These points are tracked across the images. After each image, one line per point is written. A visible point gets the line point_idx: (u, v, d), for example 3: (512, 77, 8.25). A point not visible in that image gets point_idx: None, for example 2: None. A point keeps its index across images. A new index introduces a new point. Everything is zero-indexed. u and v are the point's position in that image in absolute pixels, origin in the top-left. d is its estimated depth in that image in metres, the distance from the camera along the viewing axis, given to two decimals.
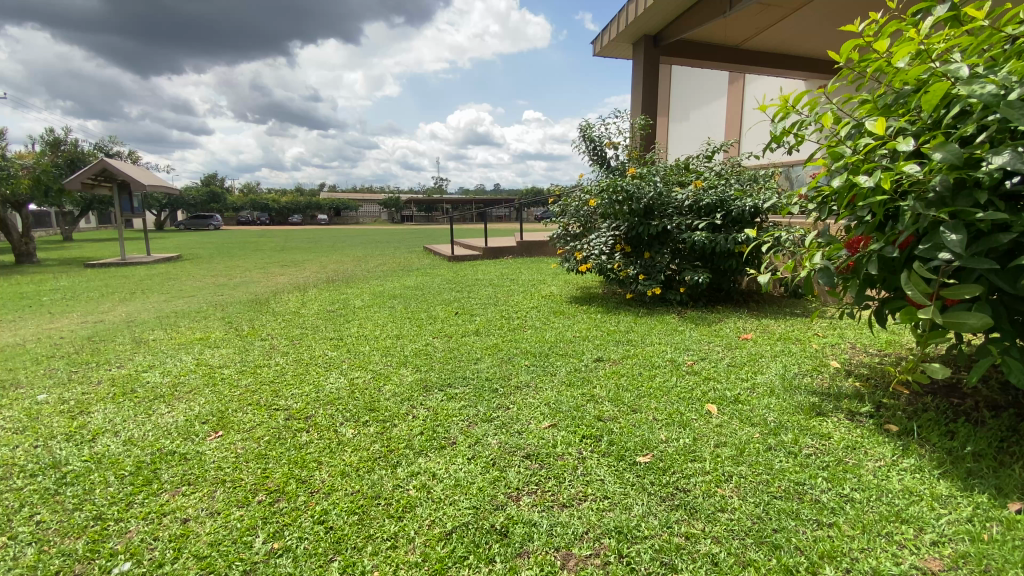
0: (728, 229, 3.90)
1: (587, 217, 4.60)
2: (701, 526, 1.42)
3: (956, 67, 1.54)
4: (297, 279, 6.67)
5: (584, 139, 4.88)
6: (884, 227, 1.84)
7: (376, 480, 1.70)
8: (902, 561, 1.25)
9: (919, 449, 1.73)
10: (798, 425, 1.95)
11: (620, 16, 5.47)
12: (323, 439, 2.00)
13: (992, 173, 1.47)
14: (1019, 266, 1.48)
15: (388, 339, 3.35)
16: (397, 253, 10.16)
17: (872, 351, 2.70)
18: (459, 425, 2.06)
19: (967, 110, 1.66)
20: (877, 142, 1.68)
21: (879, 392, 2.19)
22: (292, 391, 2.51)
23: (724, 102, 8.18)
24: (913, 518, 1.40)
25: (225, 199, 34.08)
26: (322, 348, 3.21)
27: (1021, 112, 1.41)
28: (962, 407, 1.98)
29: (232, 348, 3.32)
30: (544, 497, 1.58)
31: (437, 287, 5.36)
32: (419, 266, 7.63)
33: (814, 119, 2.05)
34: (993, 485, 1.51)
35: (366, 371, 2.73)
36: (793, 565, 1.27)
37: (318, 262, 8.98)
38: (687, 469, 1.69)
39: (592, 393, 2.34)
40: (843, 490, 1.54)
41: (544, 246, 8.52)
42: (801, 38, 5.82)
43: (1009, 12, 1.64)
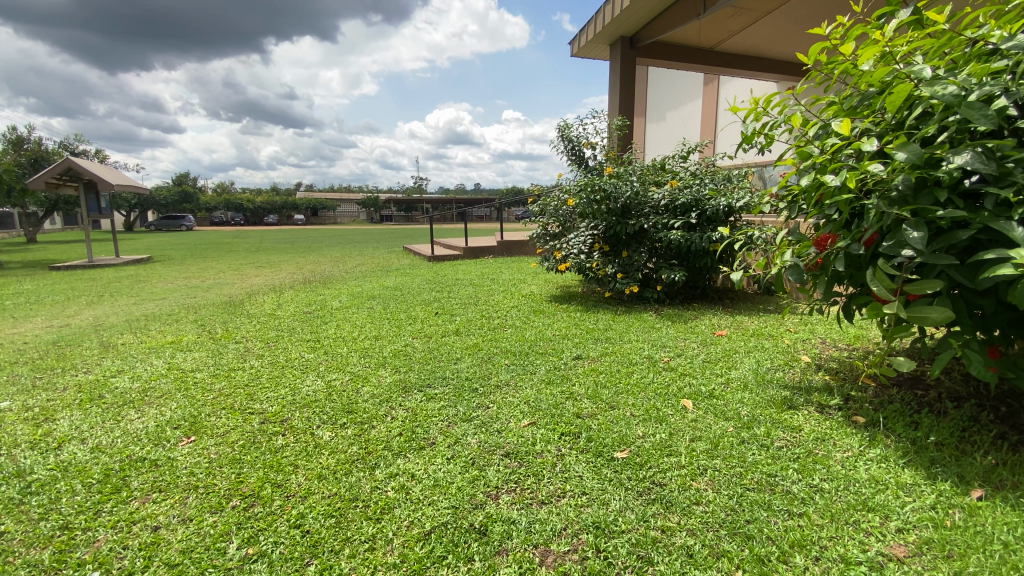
0: (703, 228, 3.97)
1: (565, 217, 4.62)
2: (677, 519, 1.44)
3: (919, 68, 1.59)
4: (273, 281, 6.56)
5: (562, 139, 4.91)
6: (850, 225, 1.90)
7: (353, 482, 1.68)
8: (869, 548, 1.29)
9: (885, 439, 1.79)
10: (770, 419, 1.99)
11: (597, 17, 5.51)
12: (299, 443, 1.97)
13: (952, 173, 1.53)
14: (977, 262, 1.54)
15: (367, 340, 3.31)
16: (376, 253, 10.09)
17: (841, 346, 2.78)
18: (439, 425, 2.05)
19: (927, 111, 1.72)
20: (843, 142, 1.74)
21: (848, 385, 2.26)
22: (268, 394, 2.46)
23: (699, 102, 8.31)
24: (879, 506, 1.45)
25: (198, 199, 33.22)
26: (298, 350, 3.16)
27: (979, 113, 1.47)
28: (926, 399, 2.06)
29: (205, 352, 3.24)
30: (523, 495, 1.58)
31: (417, 287, 5.32)
32: (398, 266, 7.57)
33: (783, 121, 2.10)
34: (955, 473, 1.57)
35: (344, 373, 2.70)
36: (765, 554, 1.29)
37: (295, 263, 8.84)
38: (663, 464, 1.72)
39: (571, 391, 2.36)
40: (813, 481, 1.58)
41: (523, 246, 8.54)
42: (772, 40, 5.95)
43: (967, 17, 1.72)
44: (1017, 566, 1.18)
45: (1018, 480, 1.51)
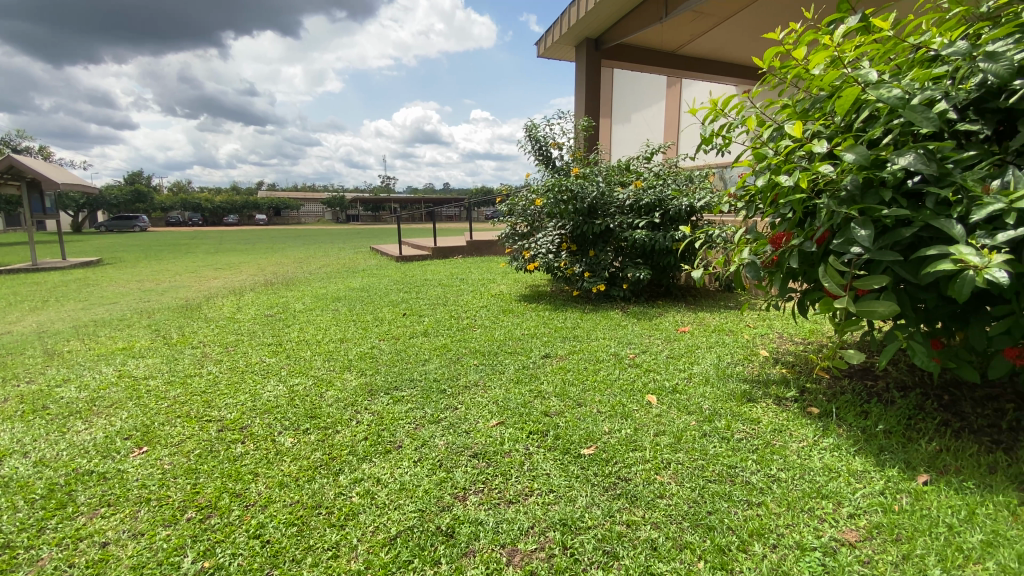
0: (666, 228, 4.06)
1: (534, 216, 4.64)
2: (641, 513, 1.46)
3: (866, 73, 1.66)
4: (233, 283, 6.34)
5: (529, 139, 4.92)
6: (803, 224, 1.97)
7: (317, 489, 1.64)
8: (823, 534, 1.34)
9: (838, 429, 1.87)
10: (730, 411, 2.05)
11: (563, 18, 5.55)
12: (259, 450, 1.90)
13: (896, 173, 1.61)
14: (920, 258, 1.62)
15: (331, 343, 3.24)
16: (342, 253, 9.89)
17: (797, 340, 2.89)
18: (406, 428, 2.02)
19: (873, 115, 1.81)
20: (795, 143, 1.80)
21: (803, 377, 2.35)
22: (226, 401, 2.38)
23: (662, 104, 8.49)
24: (832, 493, 1.51)
25: (152, 199, 31.78)
26: (259, 355, 3.06)
27: (920, 116, 1.55)
28: (875, 389, 2.16)
29: (159, 358, 3.10)
30: (491, 495, 1.57)
31: (384, 288, 5.23)
32: (364, 266, 7.42)
33: (740, 122, 2.16)
34: (902, 459, 1.66)
35: (307, 378, 2.63)
36: (726, 544, 1.33)
37: (256, 265, 8.55)
38: (628, 459, 1.74)
39: (539, 389, 2.37)
40: (771, 471, 1.63)
41: (492, 245, 8.54)
42: (731, 46, 6.15)
43: (908, 25, 1.81)
44: (960, 548, 1.26)
45: (959, 464, 1.60)
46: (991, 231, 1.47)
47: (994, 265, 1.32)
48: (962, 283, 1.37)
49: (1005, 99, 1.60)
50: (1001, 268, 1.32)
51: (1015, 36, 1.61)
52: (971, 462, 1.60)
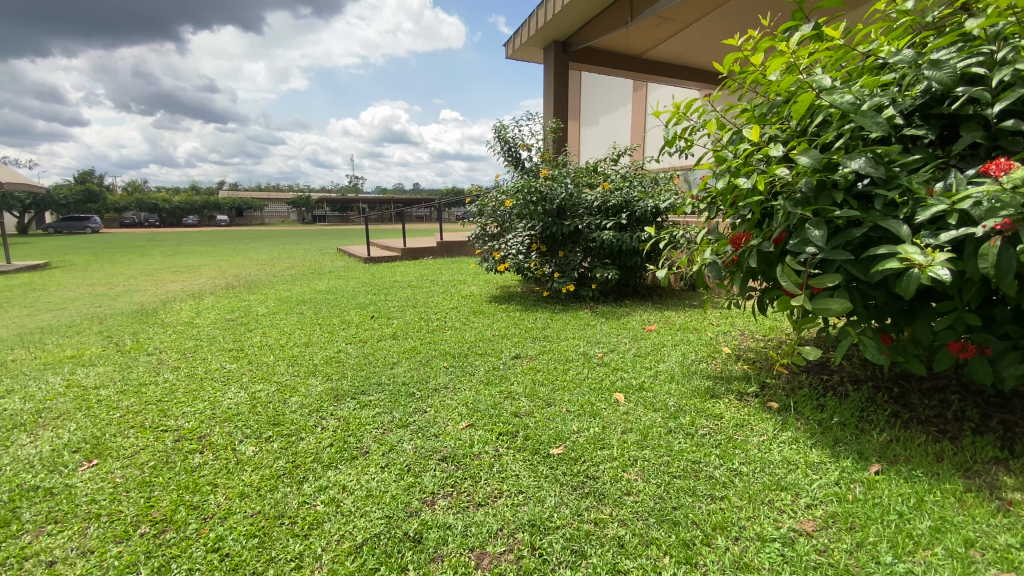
0: (633, 228, 4.13)
1: (503, 217, 4.62)
2: (609, 510, 1.48)
3: (819, 79, 1.73)
4: (192, 286, 6.10)
5: (498, 139, 4.92)
6: (761, 225, 2.02)
7: (279, 498, 1.59)
8: (782, 525, 1.39)
9: (795, 422, 1.94)
10: (694, 408, 2.10)
11: (530, 21, 5.57)
12: (218, 460, 1.84)
13: (848, 175, 1.67)
14: (870, 257, 1.69)
15: (296, 347, 3.16)
16: (309, 255, 9.67)
17: (758, 337, 2.98)
18: (373, 433, 1.98)
19: (827, 119, 1.88)
20: (753, 147, 1.86)
21: (763, 373, 2.43)
22: (184, 409, 2.28)
23: (629, 108, 8.63)
24: (791, 485, 1.56)
25: (104, 199, 30.31)
26: (219, 361, 2.95)
27: (870, 121, 1.62)
28: (830, 383, 2.25)
29: (112, 366, 2.96)
30: (459, 499, 1.56)
31: (352, 290, 5.13)
32: (332, 268, 7.26)
33: (701, 125, 2.21)
34: (856, 450, 1.73)
35: (270, 384, 2.55)
36: (690, 538, 1.36)
37: (216, 266, 8.27)
38: (596, 457, 1.76)
39: (509, 390, 2.37)
40: (733, 465, 1.68)
41: (462, 246, 8.50)
42: (693, 51, 6.31)
43: (858, 34, 1.90)
44: (909, 534, 1.32)
45: (907, 454, 1.68)
46: (934, 230, 1.55)
47: (937, 263, 1.39)
48: (908, 281, 1.44)
49: (947, 106, 1.70)
50: (944, 265, 1.39)
51: (955, 46, 1.71)
52: (919, 451, 1.68)
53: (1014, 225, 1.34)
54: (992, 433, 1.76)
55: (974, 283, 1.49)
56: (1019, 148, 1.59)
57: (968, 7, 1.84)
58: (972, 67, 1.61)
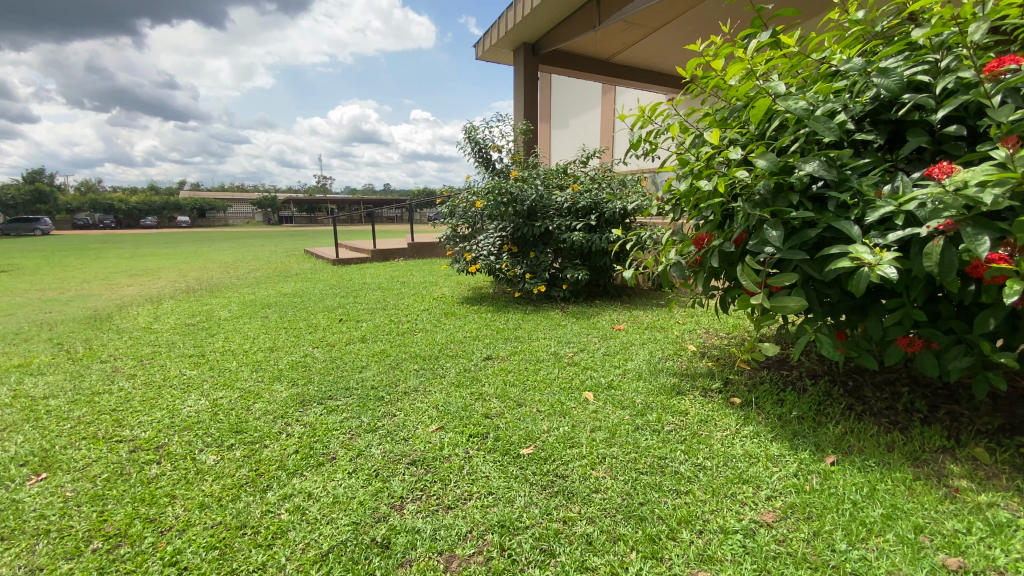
0: (602, 229, 4.18)
1: (474, 218, 4.60)
2: (577, 508, 1.50)
3: (776, 85, 1.79)
4: (149, 291, 5.86)
5: (468, 140, 4.90)
6: (723, 225, 2.08)
7: (242, 508, 1.55)
8: (744, 517, 1.43)
9: (757, 417, 2.00)
10: (661, 405, 2.14)
11: (500, 22, 5.59)
12: (176, 470, 1.77)
13: (803, 178, 1.73)
14: (824, 257, 1.76)
15: (260, 352, 3.08)
16: (275, 257, 9.42)
17: (722, 334, 3.06)
18: (340, 438, 1.95)
19: (783, 124, 1.94)
20: (714, 150, 1.92)
21: (727, 369, 2.50)
22: (140, 419, 2.19)
23: (598, 110, 8.74)
24: (752, 478, 1.61)
25: (55, 199, 28.84)
26: (178, 367, 2.85)
27: (822, 127, 1.69)
28: (790, 378, 2.33)
29: (62, 375, 2.81)
30: (429, 503, 1.55)
31: (319, 293, 5.03)
32: (299, 270, 7.10)
33: (665, 129, 2.25)
34: (813, 442, 1.79)
35: (232, 391, 2.47)
36: (656, 533, 1.38)
37: (176, 269, 7.96)
38: (566, 456, 1.78)
39: (480, 392, 2.36)
40: (697, 460, 1.72)
41: (433, 248, 8.44)
42: (659, 56, 6.44)
43: (812, 42, 1.97)
44: (863, 522, 1.38)
45: (861, 444, 1.75)
46: (883, 231, 1.62)
47: (885, 262, 1.46)
48: (858, 279, 1.51)
49: (895, 112, 1.78)
50: (891, 264, 1.46)
51: (902, 55, 1.80)
52: (872, 441, 1.76)
53: (955, 225, 1.42)
54: (939, 423, 1.86)
55: (920, 281, 1.57)
56: (960, 152, 1.68)
57: (913, 18, 1.93)
58: (917, 76, 1.70)
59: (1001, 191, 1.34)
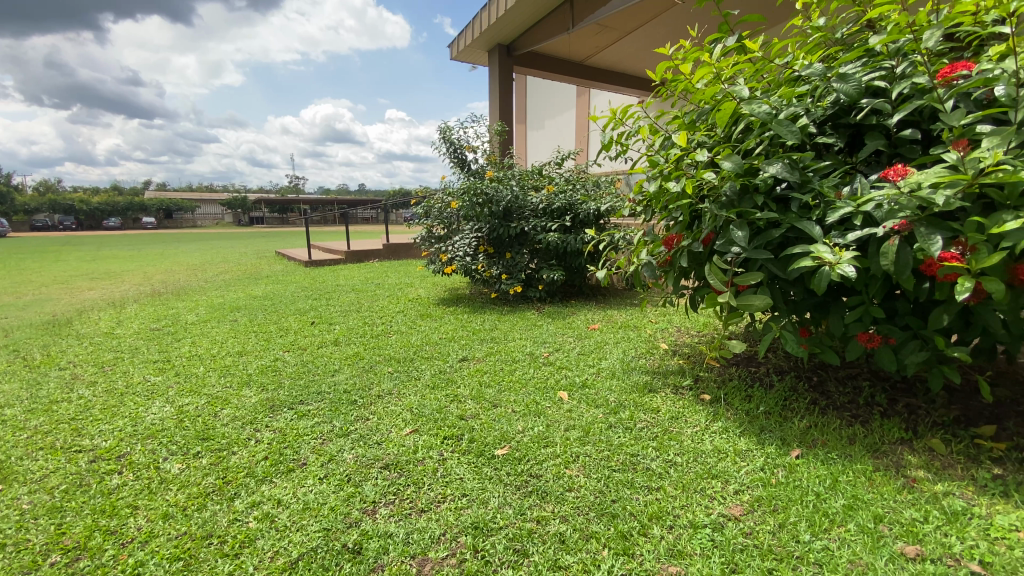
0: (577, 230, 4.22)
1: (449, 219, 4.59)
2: (551, 508, 1.51)
3: (740, 89, 1.83)
4: (112, 294, 5.64)
5: (443, 141, 4.88)
6: (692, 226, 2.12)
7: (208, 517, 1.51)
8: (713, 511, 1.46)
9: (726, 413, 2.05)
10: (633, 402, 2.17)
11: (474, 23, 5.59)
12: (139, 480, 1.72)
13: (767, 180, 1.78)
14: (787, 257, 1.81)
15: (228, 357, 3.00)
16: (245, 258, 9.20)
17: (693, 333, 3.12)
18: (311, 444, 1.92)
19: (749, 127, 2.00)
20: (682, 153, 1.96)
21: (697, 367, 2.55)
22: (101, 428, 2.12)
23: (573, 112, 8.82)
24: (721, 472, 1.65)
25: (10, 199, 27.57)
26: (142, 374, 2.76)
27: (785, 130, 1.74)
28: (757, 374, 2.40)
29: (17, 383, 2.69)
30: (402, 506, 1.54)
31: (291, 295, 4.93)
32: (270, 272, 6.94)
33: (636, 131, 2.29)
34: (779, 437, 1.85)
35: (199, 397, 2.41)
36: (628, 530, 1.40)
37: (141, 272, 7.70)
38: (540, 455, 1.79)
39: (455, 393, 2.35)
40: (668, 456, 1.75)
41: (409, 249, 8.37)
42: (632, 59, 6.54)
43: (776, 48, 2.03)
44: (826, 513, 1.42)
45: (824, 438, 1.81)
46: (843, 231, 1.68)
47: (844, 262, 1.51)
48: (820, 278, 1.55)
49: (854, 116, 1.85)
50: (850, 263, 1.51)
51: (861, 61, 1.87)
52: (834, 435, 1.82)
53: (910, 225, 1.48)
54: (897, 415, 1.94)
55: (877, 279, 1.63)
56: (914, 155, 1.76)
57: (871, 26, 2.01)
58: (874, 81, 1.76)
59: (952, 192, 1.41)
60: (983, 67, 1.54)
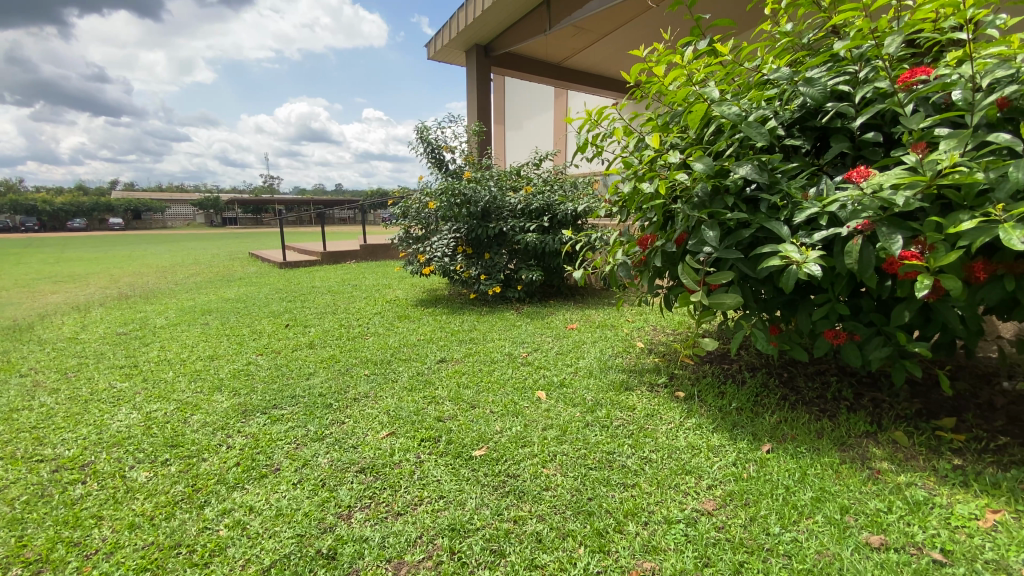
0: (555, 231, 4.25)
1: (427, 219, 4.56)
2: (528, 507, 1.51)
3: (711, 91, 1.87)
4: (75, 298, 5.44)
5: (420, 140, 4.85)
6: (666, 226, 2.15)
7: (176, 526, 1.47)
8: (686, 507, 1.49)
9: (699, 409, 2.09)
10: (610, 401, 2.19)
11: (451, 23, 5.57)
12: (104, 490, 1.66)
13: (737, 181, 1.82)
14: (757, 256, 1.85)
15: (199, 361, 2.93)
16: (218, 260, 8.99)
17: (669, 331, 3.17)
18: (285, 449, 1.89)
19: (720, 129, 2.04)
20: (655, 154, 1.99)
21: (672, 364, 2.59)
22: (63, 436, 2.04)
23: (551, 113, 8.86)
24: (695, 468, 1.68)
25: None
26: (107, 380, 2.67)
27: (754, 132, 1.78)
28: (730, 371, 2.45)
29: None
30: (378, 510, 1.52)
31: (265, 297, 4.83)
32: (244, 274, 6.79)
33: (611, 132, 2.31)
34: (751, 432, 1.89)
35: (168, 403, 2.34)
36: (603, 527, 1.41)
37: (107, 275, 7.44)
38: (517, 455, 1.79)
39: (433, 395, 2.34)
40: (643, 453, 1.77)
41: (387, 249, 8.29)
42: (608, 61, 6.61)
43: (746, 52, 2.07)
44: (794, 506, 1.46)
45: (794, 432, 1.86)
46: (810, 231, 1.72)
47: (811, 261, 1.55)
48: (787, 277, 1.60)
49: (820, 119, 1.90)
50: (816, 262, 1.55)
51: (826, 65, 1.93)
52: (803, 429, 1.87)
53: (872, 225, 1.53)
54: (863, 409, 2.00)
55: (842, 277, 1.68)
56: (877, 158, 1.82)
57: (836, 31, 2.07)
58: (839, 85, 1.81)
59: (911, 193, 1.46)
60: (942, 72, 1.60)
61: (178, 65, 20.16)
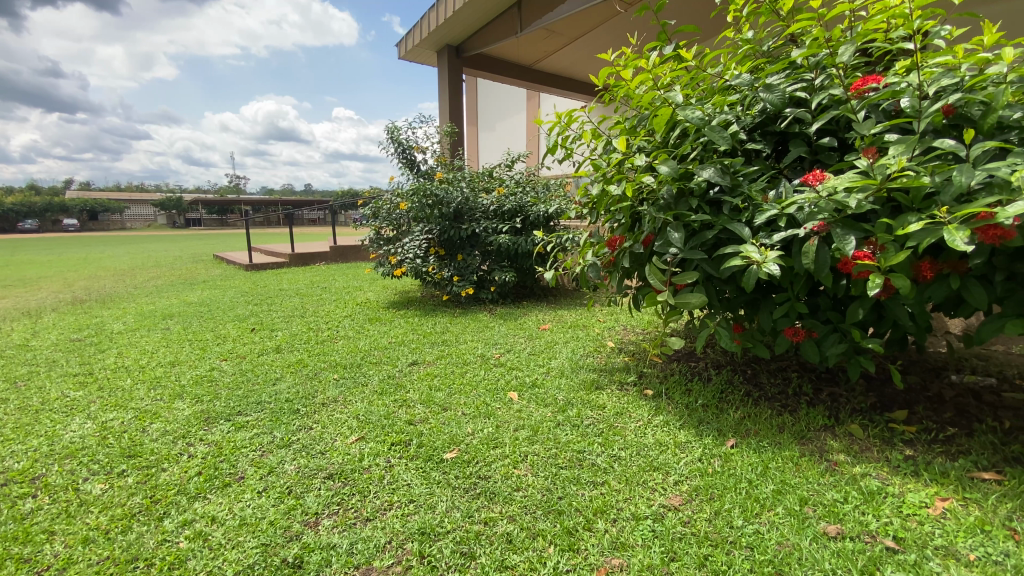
0: (527, 232, 4.27)
1: (399, 220, 4.50)
2: (499, 508, 1.52)
3: (675, 95, 1.92)
4: (25, 303, 5.18)
5: (391, 141, 4.80)
6: (633, 227, 2.19)
7: (133, 539, 1.42)
8: (654, 502, 1.52)
9: (667, 407, 2.13)
10: (580, 400, 2.22)
11: (422, 23, 5.54)
12: (56, 504, 1.59)
13: (701, 183, 1.87)
14: (720, 256, 1.91)
15: (159, 368, 2.82)
16: (182, 262, 8.70)
17: (638, 330, 3.23)
18: (250, 456, 1.84)
19: (685, 132, 2.09)
20: (622, 157, 2.02)
21: (641, 363, 2.64)
22: (11, 448, 1.94)
23: (523, 115, 8.91)
24: (662, 465, 1.71)
25: None
26: (60, 389, 2.55)
27: (715, 136, 1.83)
28: (696, 369, 2.51)
29: None
30: (346, 516, 1.50)
31: (230, 301, 4.69)
32: (208, 277, 6.58)
33: (580, 134, 2.35)
34: (717, 428, 1.94)
35: (125, 411, 2.25)
36: (573, 526, 1.43)
37: (61, 279, 7.11)
38: (489, 457, 1.79)
39: (404, 398, 2.32)
40: (613, 451, 1.80)
41: (358, 251, 8.17)
42: (578, 64, 6.69)
43: (710, 58, 2.13)
44: (757, 498, 1.51)
45: (757, 427, 1.92)
46: (769, 232, 1.78)
47: (770, 260, 1.60)
48: (748, 276, 1.65)
49: (779, 124, 1.97)
50: (775, 262, 1.61)
51: (785, 73, 2.00)
52: (766, 424, 1.93)
53: (827, 226, 1.59)
54: (822, 403, 2.08)
55: (800, 277, 1.74)
56: (832, 161, 1.88)
57: (794, 40, 2.15)
58: (796, 92, 1.88)
59: (863, 195, 1.53)
60: (891, 80, 1.68)
61: (136, 60, 19.37)
